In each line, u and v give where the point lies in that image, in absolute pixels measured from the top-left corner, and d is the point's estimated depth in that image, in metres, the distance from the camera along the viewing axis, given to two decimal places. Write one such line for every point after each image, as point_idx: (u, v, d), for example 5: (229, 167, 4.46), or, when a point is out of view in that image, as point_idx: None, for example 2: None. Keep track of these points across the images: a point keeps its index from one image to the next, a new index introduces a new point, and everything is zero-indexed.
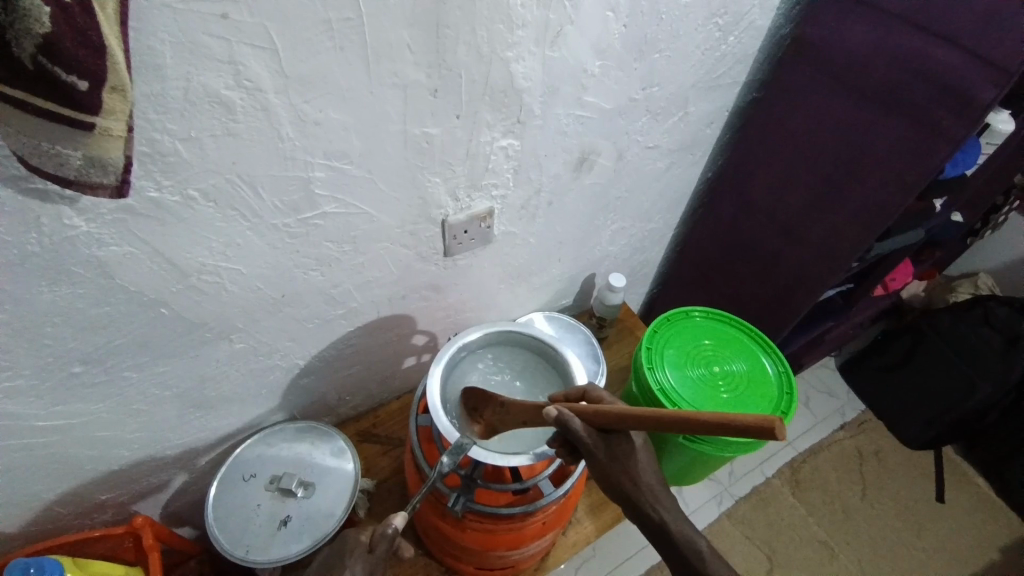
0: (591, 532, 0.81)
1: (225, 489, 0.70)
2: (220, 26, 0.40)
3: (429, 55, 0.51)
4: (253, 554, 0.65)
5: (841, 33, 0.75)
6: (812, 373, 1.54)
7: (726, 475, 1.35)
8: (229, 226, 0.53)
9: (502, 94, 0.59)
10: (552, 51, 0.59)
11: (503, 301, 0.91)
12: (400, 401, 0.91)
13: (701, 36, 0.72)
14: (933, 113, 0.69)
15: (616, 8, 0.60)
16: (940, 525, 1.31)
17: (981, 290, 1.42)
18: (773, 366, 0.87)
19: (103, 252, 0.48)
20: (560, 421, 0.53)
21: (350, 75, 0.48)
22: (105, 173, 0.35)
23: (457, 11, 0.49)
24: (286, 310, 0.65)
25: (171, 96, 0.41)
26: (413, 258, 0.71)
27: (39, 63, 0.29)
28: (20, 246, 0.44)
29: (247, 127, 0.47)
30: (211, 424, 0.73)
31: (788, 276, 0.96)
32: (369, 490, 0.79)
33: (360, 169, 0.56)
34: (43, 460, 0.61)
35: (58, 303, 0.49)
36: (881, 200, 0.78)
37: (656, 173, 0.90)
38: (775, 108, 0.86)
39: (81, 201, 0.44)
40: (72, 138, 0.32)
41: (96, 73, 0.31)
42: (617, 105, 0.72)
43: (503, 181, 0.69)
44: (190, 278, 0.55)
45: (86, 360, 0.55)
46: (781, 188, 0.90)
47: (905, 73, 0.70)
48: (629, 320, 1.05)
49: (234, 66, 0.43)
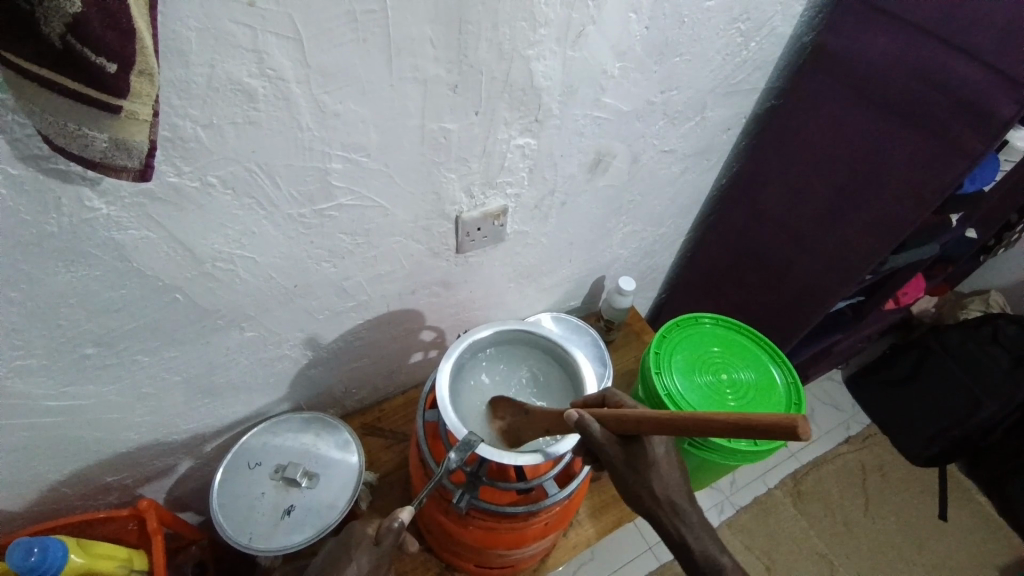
0: (591, 535, 0.81)
1: (229, 477, 0.70)
2: (246, 14, 0.40)
3: (450, 51, 0.51)
4: (255, 542, 0.65)
5: (863, 44, 0.74)
6: (818, 385, 1.53)
7: (728, 484, 1.34)
8: (245, 214, 0.53)
9: (521, 93, 0.59)
10: (573, 50, 0.59)
11: (512, 300, 0.91)
12: (405, 396, 0.91)
13: (721, 41, 0.71)
14: (952, 128, 0.68)
15: (639, 9, 0.60)
16: (942, 544, 1.30)
17: (992, 308, 1.40)
18: (781, 375, 0.86)
19: (120, 235, 0.48)
20: (581, 425, 0.54)
21: (372, 67, 0.48)
22: (129, 156, 0.35)
23: (482, 7, 0.49)
24: (296, 300, 0.65)
25: (194, 82, 0.42)
26: (425, 254, 0.71)
27: (67, 41, 0.29)
28: (39, 226, 0.44)
29: (267, 116, 0.47)
30: (218, 411, 0.73)
31: (800, 286, 0.96)
32: (372, 483, 0.79)
33: (376, 163, 0.56)
34: (51, 440, 0.61)
35: (74, 285, 0.49)
36: (897, 213, 0.77)
37: (670, 178, 0.89)
38: (793, 117, 0.85)
39: (101, 183, 0.44)
40: (98, 120, 0.33)
41: (123, 56, 0.31)
42: (634, 107, 0.72)
43: (517, 180, 0.69)
44: (205, 264, 0.55)
45: (98, 342, 0.55)
46: (796, 198, 0.89)
47: (925, 87, 0.69)
48: (637, 324, 1.05)
49: (257, 54, 0.43)
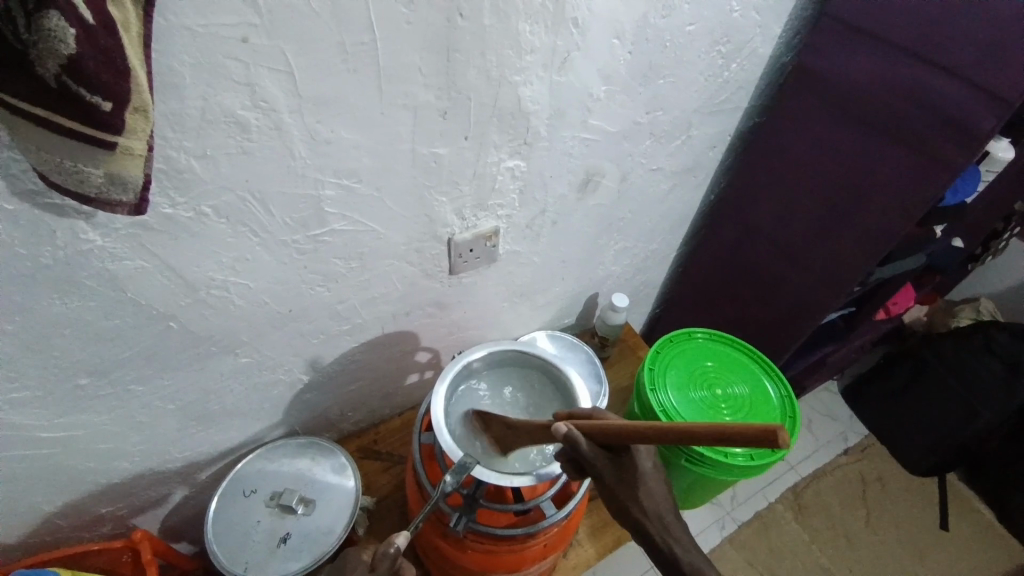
0: (593, 555, 0.81)
1: (224, 505, 0.70)
2: (239, 49, 0.41)
3: (439, 79, 0.52)
4: (250, 571, 0.64)
5: (841, 63, 0.76)
6: (815, 396, 1.54)
7: (729, 498, 1.34)
8: (240, 241, 0.54)
9: (510, 116, 0.60)
10: (559, 75, 0.60)
11: (506, 319, 0.91)
12: (401, 418, 0.91)
13: (704, 62, 0.73)
14: (933, 143, 0.70)
15: (622, 35, 0.61)
16: (944, 553, 1.29)
17: (982, 315, 1.41)
18: (776, 389, 0.86)
19: (115, 265, 0.48)
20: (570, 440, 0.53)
21: (362, 96, 0.49)
22: (124, 191, 0.36)
23: (468, 37, 0.51)
24: (291, 325, 0.65)
25: (189, 115, 0.43)
26: (419, 275, 0.71)
27: (62, 82, 0.29)
28: (33, 259, 0.44)
29: (260, 146, 0.48)
30: (212, 438, 0.73)
31: (791, 300, 0.97)
32: (369, 508, 0.78)
33: (368, 187, 0.57)
34: (43, 472, 0.61)
35: (68, 315, 0.49)
36: (883, 228, 0.79)
37: (660, 195, 0.91)
38: (777, 134, 0.87)
39: (96, 216, 0.44)
40: (93, 156, 0.33)
41: (118, 94, 0.31)
42: (622, 128, 0.73)
43: (508, 201, 0.70)
44: (200, 292, 0.55)
45: (92, 371, 0.55)
46: (783, 213, 0.91)
47: (903, 102, 0.71)
48: (631, 339, 1.05)
49: (250, 86, 0.44)
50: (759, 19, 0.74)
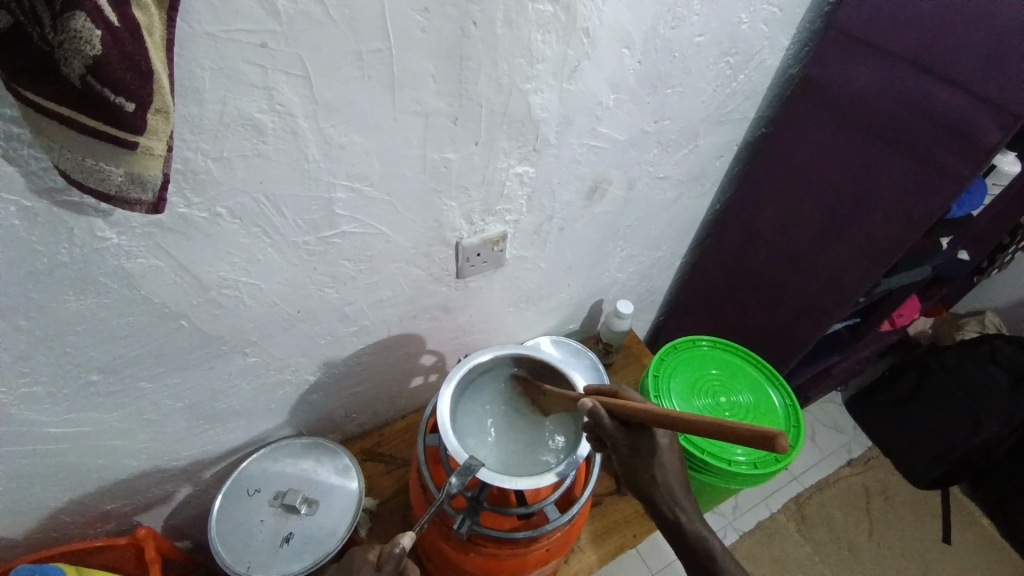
0: (594, 562, 0.80)
1: (228, 504, 0.70)
2: (257, 54, 0.42)
3: (450, 86, 0.53)
4: (254, 571, 0.65)
5: (848, 74, 0.77)
6: (819, 407, 1.54)
7: (731, 508, 1.34)
8: (251, 242, 0.54)
9: (519, 123, 0.61)
10: (569, 83, 0.61)
11: (511, 324, 0.92)
12: (405, 421, 0.91)
13: (711, 73, 0.74)
14: (939, 154, 0.70)
15: (632, 45, 0.62)
16: (947, 567, 1.28)
17: (988, 328, 1.41)
18: (780, 398, 0.86)
19: (129, 264, 0.49)
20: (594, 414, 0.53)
21: (375, 102, 0.50)
22: (144, 191, 0.37)
23: (480, 45, 0.51)
24: (300, 326, 0.66)
25: (206, 118, 0.43)
26: (427, 279, 0.72)
27: (86, 82, 0.30)
28: (50, 255, 0.45)
29: (274, 149, 0.48)
30: (218, 437, 0.73)
31: (795, 309, 0.97)
32: (372, 509, 0.79)
33: (379, 191, 0.58)
34: (52, 467, 0.61)
35: (82, 312, 0.50)
36: (887, 236, 0.79)
37: (666, 203, 0.91)
38: (783, 143, 0.87)
39: (113, 215, 0.45)
40: (114, 155, 0.34)
41: (142, 96, 0.32)
42: (629, 137, 0.74)
43: (516, 207, 0.71)
44: (211, 291, 0.56)
45: (102, 368, 0.56)
46: (789, 222, 0.91)
47: (910, 114, 0.71)
48: (635, 346, 1.06)
49: (267, 91, 0.45)
50: (767, 31, 0.74)
